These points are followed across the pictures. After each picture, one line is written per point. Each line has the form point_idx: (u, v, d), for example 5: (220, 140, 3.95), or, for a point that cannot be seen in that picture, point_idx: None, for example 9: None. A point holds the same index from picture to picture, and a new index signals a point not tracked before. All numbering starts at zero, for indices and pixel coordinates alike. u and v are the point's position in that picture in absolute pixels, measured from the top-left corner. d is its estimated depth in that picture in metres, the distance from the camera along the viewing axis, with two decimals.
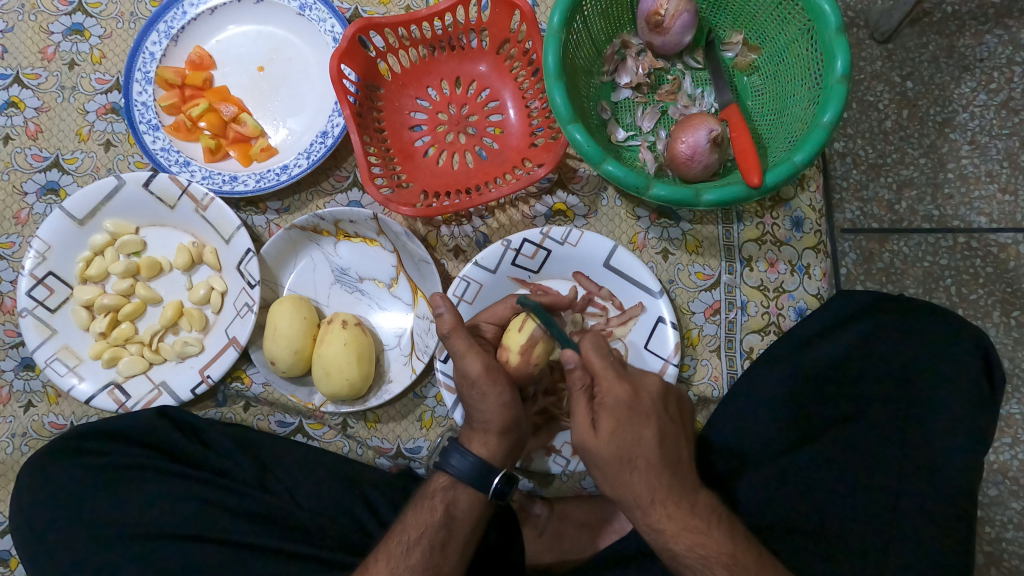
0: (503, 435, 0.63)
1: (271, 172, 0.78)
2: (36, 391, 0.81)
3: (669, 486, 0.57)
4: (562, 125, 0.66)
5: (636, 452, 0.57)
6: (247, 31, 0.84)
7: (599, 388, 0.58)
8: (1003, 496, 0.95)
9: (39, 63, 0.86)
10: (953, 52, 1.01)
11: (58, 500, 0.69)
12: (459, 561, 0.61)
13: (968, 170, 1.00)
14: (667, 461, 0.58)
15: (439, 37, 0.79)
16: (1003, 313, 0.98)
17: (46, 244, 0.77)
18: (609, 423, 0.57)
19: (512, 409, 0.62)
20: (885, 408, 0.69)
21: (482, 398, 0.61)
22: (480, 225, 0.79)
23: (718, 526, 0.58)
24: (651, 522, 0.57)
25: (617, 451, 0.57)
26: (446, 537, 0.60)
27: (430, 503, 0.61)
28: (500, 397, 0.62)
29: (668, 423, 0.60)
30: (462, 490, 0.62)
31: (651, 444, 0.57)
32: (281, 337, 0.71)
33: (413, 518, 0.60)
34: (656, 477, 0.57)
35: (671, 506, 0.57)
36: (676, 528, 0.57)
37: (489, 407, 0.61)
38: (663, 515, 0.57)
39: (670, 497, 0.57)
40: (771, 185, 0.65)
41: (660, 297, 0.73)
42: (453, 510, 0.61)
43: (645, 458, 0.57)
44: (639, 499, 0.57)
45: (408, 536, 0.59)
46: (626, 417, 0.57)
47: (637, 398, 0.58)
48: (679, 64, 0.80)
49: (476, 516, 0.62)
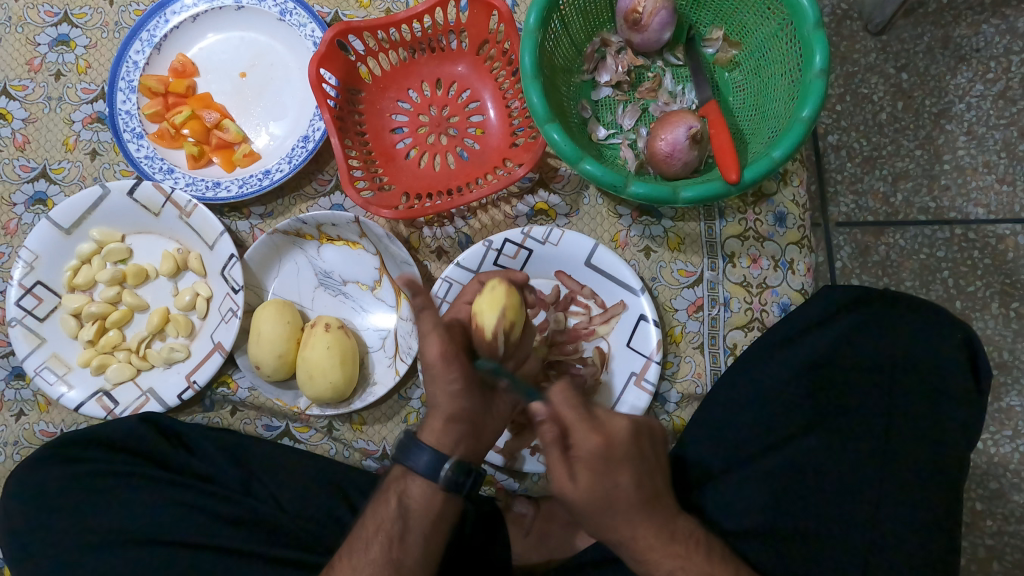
0: (456, 424, 0.64)
1: (254, 177, 0.78)
2: (27, 400, 0.81)
3: (648, 521, 0.58)
4: (540, 125, 0.66)
5: (618, 499, 0.56)
6: (230, 38, 0.84)
7: (574, 443, 0.55)
8: (1005, 490, 0.93)
9: (25, 74, 0.87)
10: (948, 43, 1.01)
11: (45, 507, 0.69)
12: (421, 554, 0.61)
13: (965, 161, 0.99)
14: (648, 499, 0.58)
15: (419, 39, 0.80)
16: (1002, 305, 0.97)
17: (34, 254, 0.77)
18: (588, 477, 0.55)
19: (461, 400, 0.63)
20: (872, 401, 0.68)
21: (432, 381, 0.63)
22: (463, 226, 0.79)
23: (698, 549, 0.59)
24: (637, 554, 0.58)
25: (600, 499, 0.56)
26: (403, 529, 0.60)
27: (386, 497, 0.62)
28: (449, 387, 0.63)
29: (644, 463, 0.59)
30: (413, 481, 0.62)
31: (630, 488, 0.57)
32: (264, 340, 0.72)
33: (372, 513, 0.62)
34: (637, 518, 0.58)
35: (652, 538, 0.58)
36: (658, 556, 0.58)
37: (437, 392, 0.63)
38: (647, 546, 0.58)
39: (653, 535, 0.58)
40: (749, 181, 0.65)
41: (642, 296, 0.73)
42: (408, 500, 0.61)
43: (625, 502, 0.57)
44: (621, 536, 0.58)
45: (367, 532, 0.61)
46: (603, 467, 0.55)
47: (610, 447, 0.56)
48: (659, 61, 0.80)
49: (433, 507, 0.61)
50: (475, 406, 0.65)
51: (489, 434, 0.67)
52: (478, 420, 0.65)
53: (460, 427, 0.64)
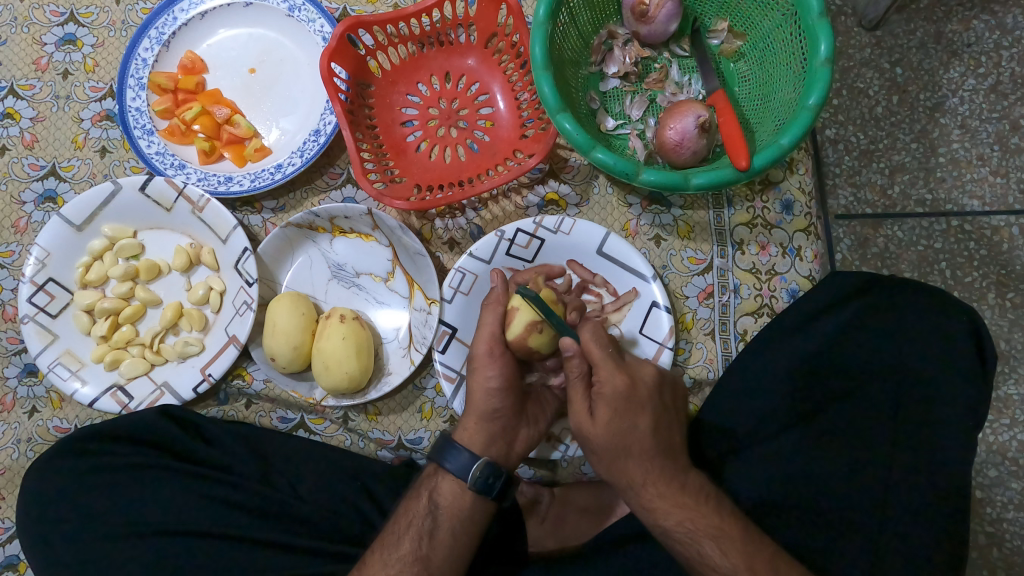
0: (488, 425, 0.65)
1: (266, 171, 0.79)
2: (40, 397, 0.81)
3: (660, 469, 0.61)
4: (551, 115, 0.67)
5: (632, 436, 0.60)
6: (237, 35, 0.85)
7: (599, 377, 0.60)
8: (1004, 477, 0.95)
9: (33, 74, 0.87)
10: (941, 38, 1.02)
11: (63, 500, 0.70)
12: (449, 553, 0.62)
13: (960, 154, 1.00)
14: (661, 445, 0.62)
15: (427, 33, 0.80)
16: (998, 295, 0.98)
17: (46, 251, 0.78)
18: (604, 411, 0.60)
19: (497, 399, 0.65)
20: (881, 384, 0.69)
21: (473, 374, 0.66)
22: (474, 217, 0.80)
23: (707, 502, 0.61)
24: (642, 501, 0.61)
25: (610, 436, 0.60)
26: (432, 527, 0.62)
27: (418, 495, 0.65)
28: (488, 383, 0.65)
29: (662, 412, 0.63)
30: (443, 479, 0.64)
31: (647, 432, 0.61)
32: (281, 332, 0.72)
33: (404, 511, 0.64)
34: (648, 462, 0.61)
35: (661, 486, 0.60)
36: (666, 505, 0.60)
37: (476, 388, 0.65)
38: (655, 493, 0.60)
39: (661, 480, 0.60)
40: (759, 167, 0.65)
41: (653, 282, 0.75)
42: (438, 498, 0.64)
43: (639, 443, 0.61)
44: (631, 482, 0.61)
45: (399, 527, 0.63)
46: (621, 407, 0.60)
47: (631, 392, 0.61)
48: (666, 53, 0.81)
49: (460, 505, 0.63)
50: (508, 409, 0.66)
51: (521, 445, 0.67)
52: (510, 427, 0.66)
53: (492, 430, 0.65)
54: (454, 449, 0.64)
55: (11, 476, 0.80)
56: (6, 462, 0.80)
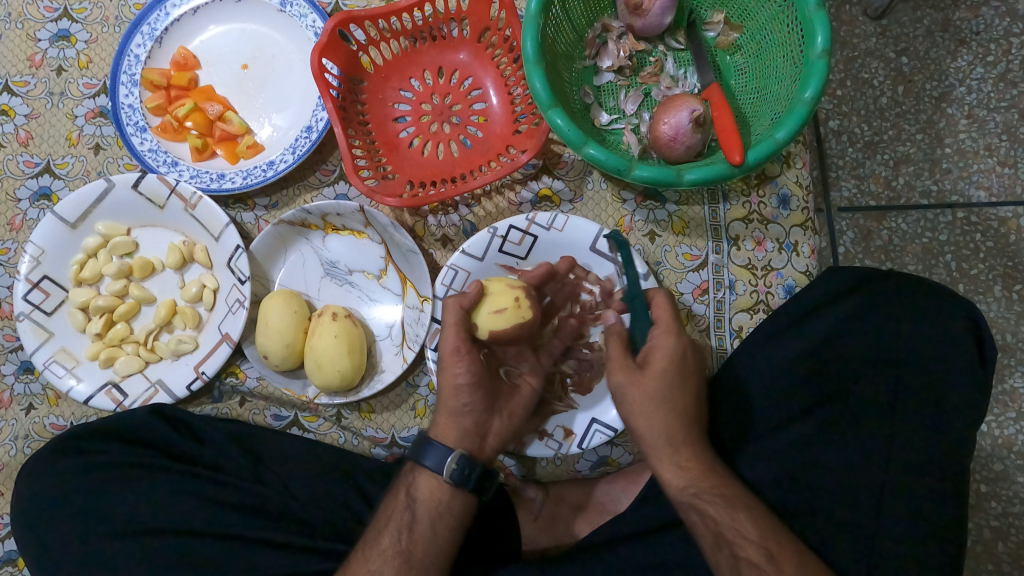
0: (459, 419, 0.65)
1: (258, 168, 0.79)
2: (36, 394, 0.82)
3: (693, 435, 0.63)
4: (543, 111, 0.66)
5: (681, 391, 0.62)
6: (230, 31, 0.85)
7: (652, 345, 0.63)
8: (1009, 471, 0.93)
9: (27, 70, 0.87)
10: (948, 26, 1.00)
11: (57, 497, 0.70)
12: (431, 546, 0.61)
13: (967, 145, 0.99)
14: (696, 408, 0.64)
15: (420, 27, 0.79)
16: (1004, 288, 0.96)
17: (40, 249, 0.77)
18: (661, 364, 0.62)
19: (464, 395, 0.65)
20: (880, 381, 0.68)
21: (442, 372, 0.65)
22: (467, 214, 0.80)
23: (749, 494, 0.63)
24: (677, 460, 0.61)
25: (661, 390, 0.61)
26: (411, 520, 0.62)
27: (397, 491, 0.65)
28: (456, 379, 0.65)
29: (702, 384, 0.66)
30: (420, 473, 0.64)
31: (691, 394, 0.63)
32: (273, 330, 0.72)
33: (384, 508, 0.64)
34: (687, 425, 0.63)
35: (694, 449, 0.62)
36: (696, 474, 0.61)
37: (444, 384, 0.65)
38: (688, 456, 0.62)
39: (693, 442, 0.62)
40: (752, 162, 0.65)
41: (649, 280, 0.73)
42: (416, 492, 0.63)
43: (681, 402, 0.62)
44: (666, 440, 0.62)
45: (379, 524, 0.63)
46: (678, 368, 0.62)
47: (686, 354, 0.63)
48: (661, 46, 0.79)
49: (439, 497, 0.63)
50: (479, 404, 0.65)
51: (495, 439, 0.66)
52: (482, 421, 0.66)
53: (462, 424, 0.64)
54: (429, 444, 0.64)
55: (8, 473, 0.81)
56: (4, 458, 0.81)
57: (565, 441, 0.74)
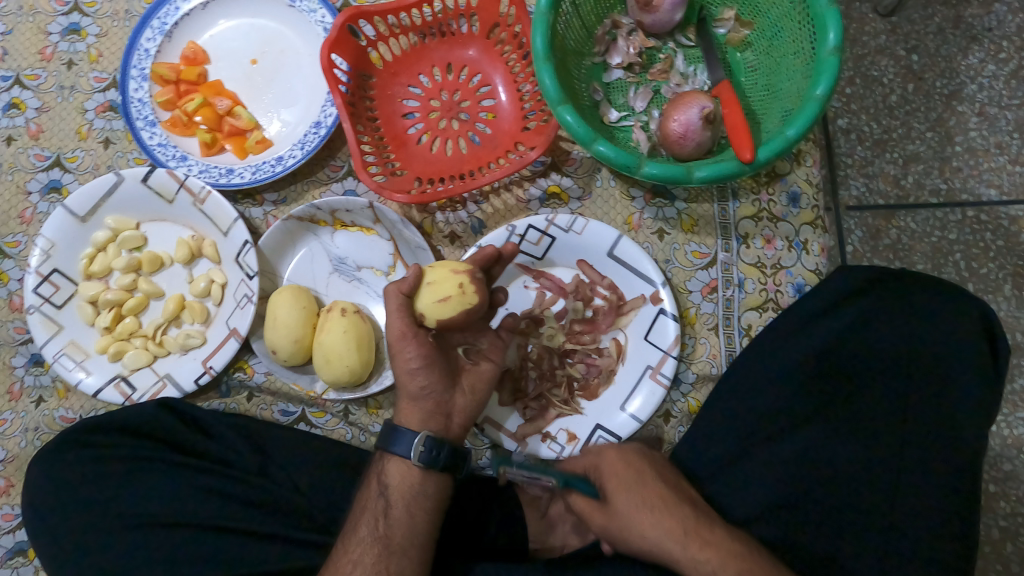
0: (419, 403, 0.64)
1: (267, 164, 0.79)
2: (46, 386, 0.82)
3: (692, 519, 0.60)
4: (552, 108, 0.66)
5: (645, 489, 0.62)
6: (239, 25, 0.84)
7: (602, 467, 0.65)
8: (1019, 471, 0.92)
9: (38, 64, 0.87)
10: (959, 24, 1.00)
11: (65, 489, 0.70)
12: (408, 529, 0.62)
13: (977, 142, 0.98)
14: (681, 497, 0.63)
15: (429, 23, 0.79)
16: (1014, 287, 0.96)
17: (50, 242, 0.78)
18: (610, 480, 0.63)
19: (421, 377, 0.64)
20: (889, 381, 0.68)
21: (394, 357, 0.64)
22: (475, 211, 0.80)
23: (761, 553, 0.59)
24: (693, 553, 0.58)
25: (629, 495, 0.62)
26: (387, 506, 0.62)
27: (369, 480, 0.65)
28: (408, 364, 0.63)
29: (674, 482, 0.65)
30: (389, 460, 0.64)
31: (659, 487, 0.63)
32: (281, 325, 0.72)
33: (361, 498, 0.64)
34: (677, 510, 0.61)
35: (703, 531, 0.59)
36: (717, 555, 0.57)
37: (398, 370, 0.64)
38: (700, 543, 0.58)
39: (698, 527, 0.59)
40: (763, 160, 0.64)
41: (663, 288, 0.74)
42: (387, 479, 0.63)
43: (657, 495, 0.62)
44: (671, 532, 0.59)
45: (356, 513, 0.63)
46: (625, 467, 0.64)
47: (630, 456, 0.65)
48: (671, 42, 0.79)
49: (409, 480, 0.63)
50: (437, 385, 0.65)
51: (460, 416, 0.67)
52: (443, 400, 0.66)
53: (424, 407, 0.65)
54: (395, 431, 0.64)
55: (19, 464, 0.81)
56: (14, 450, 0.81)
57: (568, 444, 0.74)
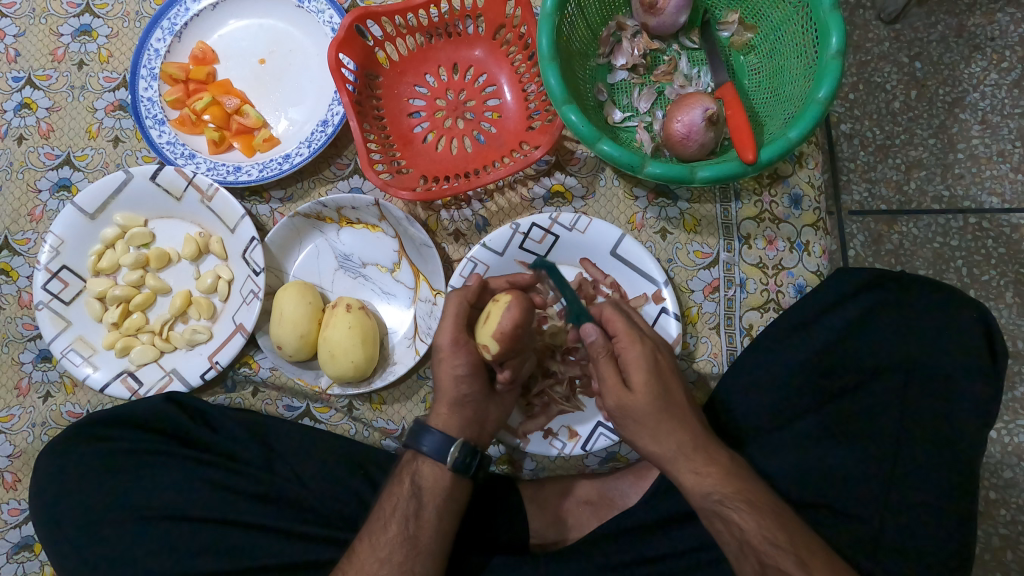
0: (462, 410, 0.65)
1: (274, 161, 0.80)
2: (54, 382, 0.83)
3: (699, 434, 0.61)
4: (557, 107, 0.67)
5: (669, 400, 0.60)
6: (248, 26, 0.86)
7: (621, 346, 0.61)
8: (1020, 479, 0.92)
9: (49, 64, 0.88)
10: (963, 32, 1.00)
11: (72, 483, 0.71)
12: (436, 531, 0.62)
13: (979, 150, 0.99)
14: (693, 412, 0.62)
15: (436, 24, 0.80)
16: (1016, 294, 0.96)
17: (60, 239, 0.79)
18: (641, 375, 0.59)
19: (465, 385, 0.65)
20: (889, 381, 0.68)
21: (440, 363, 0.65)
22: (480, 209, 0.81)
23: (750, 475, 0.61)
24: (696, 469, 0.59)
25: (652, 398, 0.59)
26: (418, 508, 0.62)
27: (399, 480, 0.65)
28: (455, 370, 0.64)
29: (683, 379, 0.64)
30: (423, 462, 0.64)
31: (677, 394, 0.61)
32: (287, 320, 0.73)
33: (388, 497, 0.64)
34: (689, 424, 0.61)
35: (708, 452, 0.60)
36: (719, 475, 0.59)
37: (443, 375, 0.65)
38: (705, 462, 0.59)
39: (700, 445, 0.60)
40: (766, 160, 0.65)
41: (665, 287, 0.74)
42: (419, 480, 0.64)
43: (675, 406, 0.60)
44: (678, 447, 0.60)
45: (384, 513, 0.63)
46: (655, 370, 0.60)
47: (656, 355, 0.61)
48: (675, 45, 0.80)
49: (443, 485, 0.63)
50: (479, 393, 0.66)
51: (492, 425, 0.68)
52: (480, 409, 0.67)
53: (465, 414, 0.65)
54: (430, 433, 0.64)
55: (26, 459, 0.82)
56: (22, 444, 0.82)
57: (569, 441, 0.74)
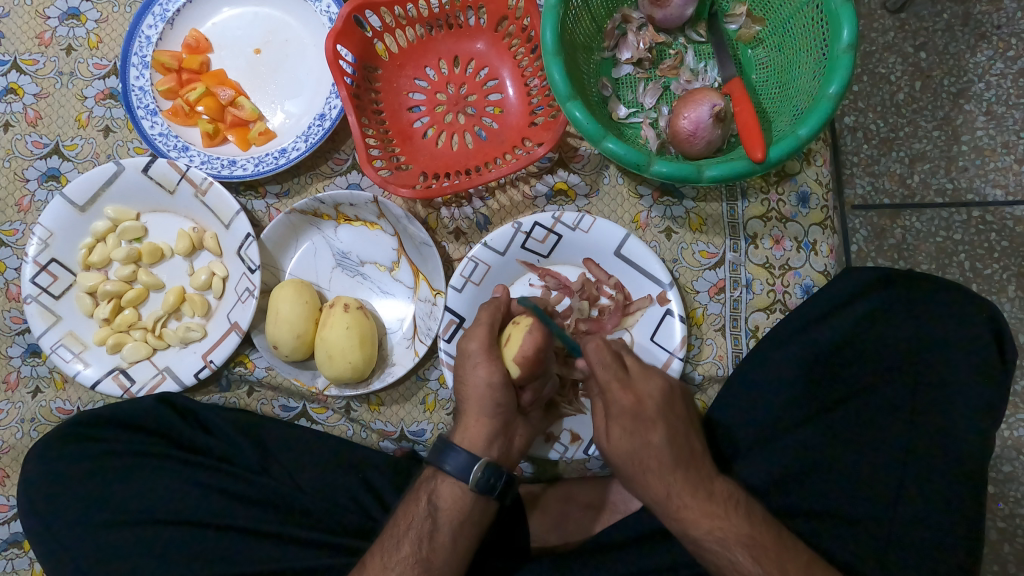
0: (491, 420, 0.64)
1: (270, 156, 0.77)
2: (44, 377, 0.81)
3: (684, 480, 0.60)
4: (561, 103, 0.65)
5: (647, 451, 0.61)
6: (243, 14, 0.83)
7: (606, 399, 0.62)
8: None
9: (36, 48, 0.86)
10: (968, 20, 0.98)
11: (62, 484, 0.70)
12: (451, 555, 0.61)
13: (983, 142, 0.97)
14: (682, 456, 0.61)
15: (436, 15, 0.78)
16: (1018, 288, 0.95)
17: (49, 231, 0.77)
18: (617, 429, 0.61)
19: (499, 394, 0.63)
20: (894, 385, 0.67)
21: (473, 371, 0.64)
22: (481, 207, 0.79)
23: (736, 510, 0.59)
24: (672, 514, 0.60)
25: (628, 451, 0.61)
26: (433, 528, 0.61)
27: (417, 497, 0.64)
28: (490, 378, 0.63)
29: (679, 422, 0.63)
30: (442, 481, 0.63)
31: (659, 443, 0.61)
32: (284, 321, 0.71)
33: (404, 514, 0.63)
34: (669, 475, 0.60)
35: (687, 497, 0.59)
36: (694, 515, 0.59)
37: (477, 383, 0.63)
38: (681, 505, 0.59)
39: (684, 492, 0.60)
40: (775, 159, 0.63)
41: (670, 289, 0.73)
42: (437, 500, 0.62)
43: (656, 455, 0.61)
44: (657, 496, 0.60)
45: (398, 531, 0.62)
46: (633, 420, 0.61)
47: (638, 405, 0.61)
48: (681, 38, 0.78)
49: (462, 507, 0.62)
50: (510, 404, 0.64)
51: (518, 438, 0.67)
52: (509, 420, 0.65)
53: (494, 425, 0.64)
54: (453, 449, 0.62)
55: (15, 455, 0.81)
56: (11, 441, 0.81)
57: (571, 445, 0.74)
